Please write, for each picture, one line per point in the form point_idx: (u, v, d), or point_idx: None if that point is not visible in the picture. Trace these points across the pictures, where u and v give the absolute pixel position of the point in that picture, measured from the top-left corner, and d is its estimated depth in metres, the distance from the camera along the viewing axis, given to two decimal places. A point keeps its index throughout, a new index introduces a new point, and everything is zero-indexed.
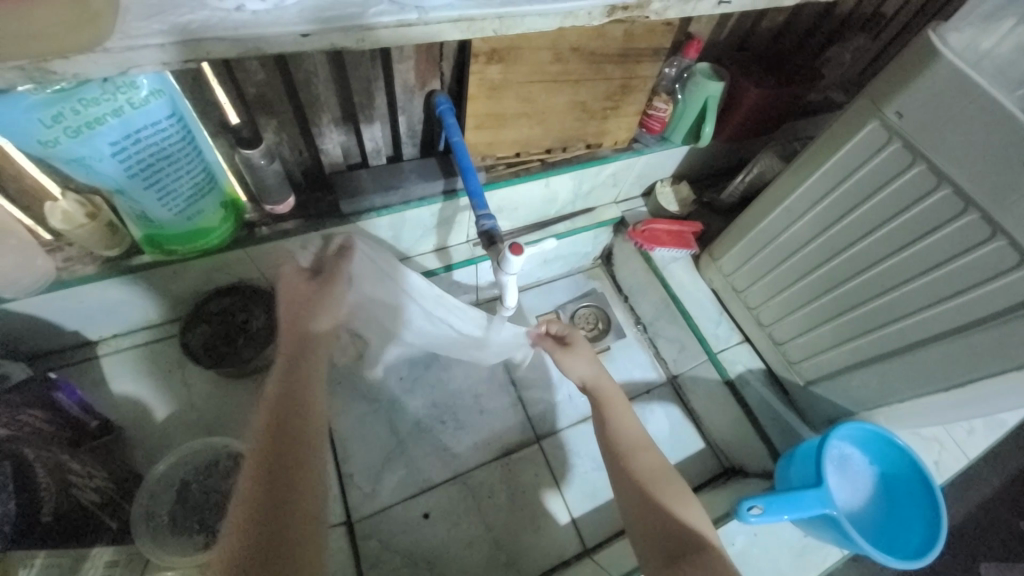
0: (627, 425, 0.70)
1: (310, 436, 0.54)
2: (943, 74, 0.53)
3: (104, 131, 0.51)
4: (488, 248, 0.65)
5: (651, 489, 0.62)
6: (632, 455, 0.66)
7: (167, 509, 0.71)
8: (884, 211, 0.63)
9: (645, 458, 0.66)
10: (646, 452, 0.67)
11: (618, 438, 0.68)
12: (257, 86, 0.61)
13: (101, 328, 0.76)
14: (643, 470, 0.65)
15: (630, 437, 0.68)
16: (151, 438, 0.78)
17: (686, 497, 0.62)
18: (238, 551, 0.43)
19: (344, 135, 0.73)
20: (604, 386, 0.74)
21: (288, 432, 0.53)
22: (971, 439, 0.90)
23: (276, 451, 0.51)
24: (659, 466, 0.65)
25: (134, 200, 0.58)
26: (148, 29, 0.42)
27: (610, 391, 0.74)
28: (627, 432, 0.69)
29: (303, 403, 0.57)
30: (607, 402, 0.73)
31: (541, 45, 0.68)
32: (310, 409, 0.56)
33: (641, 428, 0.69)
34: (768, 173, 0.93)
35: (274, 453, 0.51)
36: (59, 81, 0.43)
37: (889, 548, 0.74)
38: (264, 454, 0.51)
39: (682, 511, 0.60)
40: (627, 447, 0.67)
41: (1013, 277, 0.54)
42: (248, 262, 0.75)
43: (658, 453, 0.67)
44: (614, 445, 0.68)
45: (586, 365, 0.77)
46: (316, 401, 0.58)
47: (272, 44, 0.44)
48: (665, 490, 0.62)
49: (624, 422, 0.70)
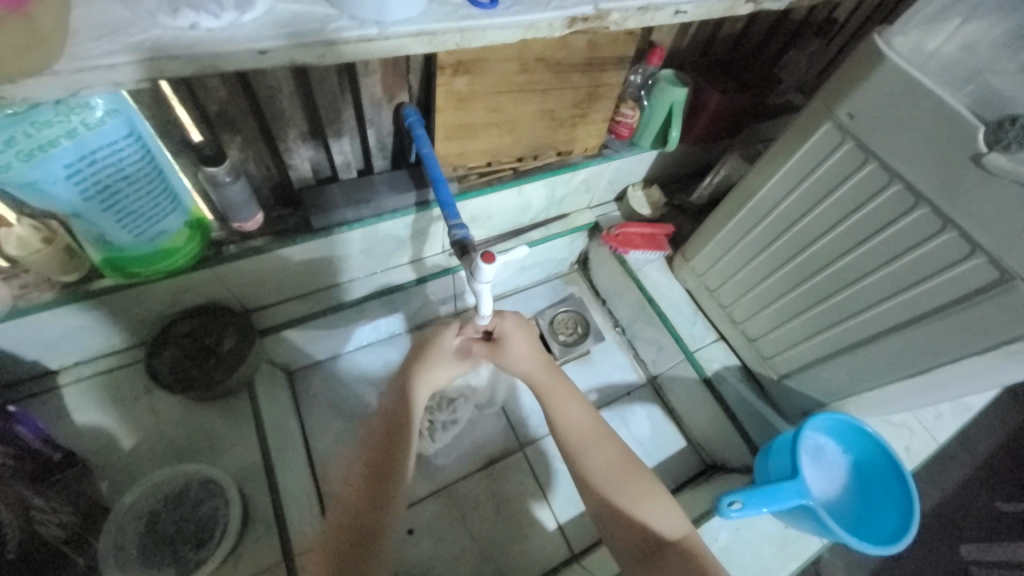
0: (572, 419, 0.68)
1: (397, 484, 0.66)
2: (889, 76, 0.56)
3: (59, 153, 0.50)
4: (460, 257, 0.65)
5: (614, 490, 0.62)
6: (584, 453, 0.66)
7: (136, 542, 0.68)
8: (842, 208, 0.66)
9: (596, 455, 0.65)
10: (600, 446, 0.66)
11: (568, 435, 0.67)
12: (219, 103, 0.60)
13: (62, 356, 0.73)
14: (602, 470, 0.64)
15: (580, 432, 0.67)
16: (119, 468, 0.74)
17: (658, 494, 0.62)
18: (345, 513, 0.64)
19: (312, 150, 0.72)
20: (545, 379, 0.73)
21: (379, 478, 0.65)
22: (938, 424, 0.93)
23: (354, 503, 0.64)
24: (615, 459, 0.65)
25: (92, 223, 0.57)
26: (100, 49, 0.42)
27: (549, 386, 0.72)
28: (575, 428, 0.68)
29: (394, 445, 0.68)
30: (552, 394, 0.71)
31: (507, 56, 0.69)
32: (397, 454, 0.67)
33: (591, 418, 0.69)
34: (734, 175, 0.96)
35: (360, 502, 0.64)
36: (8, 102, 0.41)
37: (865, 534, 0.76)
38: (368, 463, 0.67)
39: (652, 509, 0.61)
40: (578, 442, 0.67)
41: (964, 268, 0.57)
42: (216, 282, 0.73)
43: (616, 444, 0.66)
44: (567, 443, 0.67)
45: (524, 356, 0.74)
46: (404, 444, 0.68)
47: (229, 61, 0.44)
48: (628, 489, 0.62)
49: (569, 416, 0.69)
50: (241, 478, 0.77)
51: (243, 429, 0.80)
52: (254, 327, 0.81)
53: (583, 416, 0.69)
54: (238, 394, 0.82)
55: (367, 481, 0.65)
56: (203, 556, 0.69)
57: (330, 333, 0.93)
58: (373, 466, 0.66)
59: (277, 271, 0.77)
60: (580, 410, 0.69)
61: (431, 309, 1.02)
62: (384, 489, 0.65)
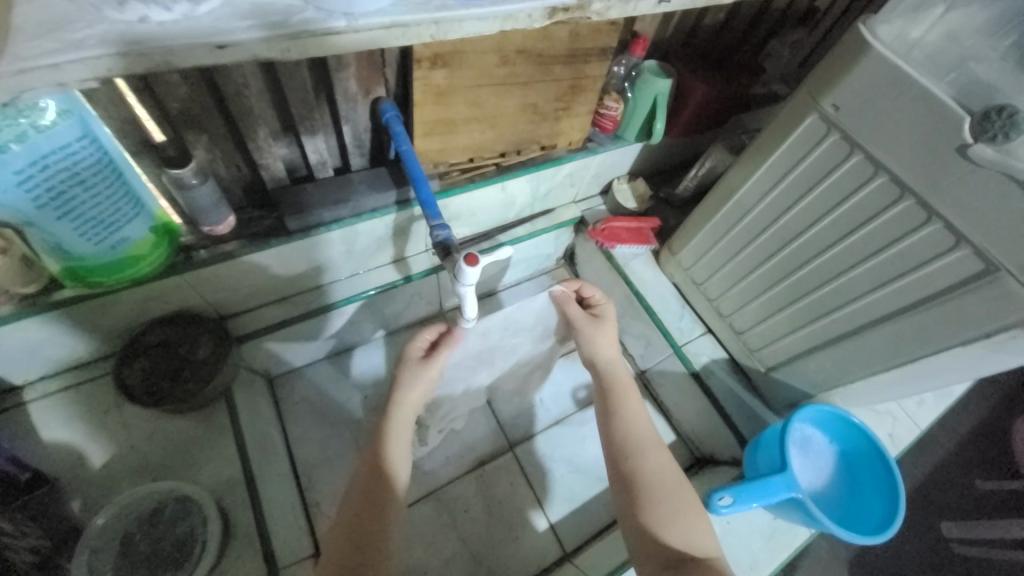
0: (639, 421, 0.67)
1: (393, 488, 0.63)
2: (873, 67, 0.55)
3: (8, 159, 0.46)
4: (443, 259, 0.63)
5: (653, 498, 0.60)
6: (641, 454, 0.64)
7: (110, 565, 0.65)
8: (827, 201, 0.65)
9: (653, 460, 0.63)
10: (656, 454, 0.64)
11: (627, 433, 0.66)
12: (180, 101, 0.57)
13: (26, 371, 0.69)
14: (651, 476, 0.62)
15: (639, 435, 0.65)
16: (92, 486, 0.71)
17: (692, 506, 0.60)
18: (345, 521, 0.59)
19: (286, 148, 0.69)
20: (620, 376, 0.72)
21: (376, 480, 0.62)
22: (920, 410, 0.95)
23: (359, 506, 0.60)
24: (669, 470, 0.63)
25: (46, 231, 0.53)
26: (39, 49, 0.39)
27: (624, 383, 0.71)
28: (637, 428, 0.66)
29: (383, 447, 0.66)
30: (622, 391, 0.70)
31: (486, 48, 0.66)
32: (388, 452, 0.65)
33: (650, 427, 0.67)
34: (719, 167, 0.95)
35: (357, 509, 0.60)
36: None
37: (852, 524, 0.77)
38: (369, 469, 0.64)
39: (680, 527, 0.58)
40: (638, 443, 0.65)
41: (949, 259, 0.57)
42: (188, 290, 0.70)
43: (670, 458, 0.64)
44: (623, 441, 0.65)
45: (610, 346, 0.75)
46: (392, 444, 0.67)
47: (184, 57, 0.42)
48: (664, 503, 0.60)
49: (638, 415, 0.68)
50: (221, 493, 0.74)
51: (222, 440, 0.77)
52: (231, 335, 0.78)
53: (646, 422, 0.67)
54: (216, 404, 0.79)
55: (369, 481, 0.62)
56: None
57: (311, 338, 0.90)
58: (369, 468, 0.64)
59: (253, 276, 0.74)
60: (644, 416, 0.68)
61: (415, 309, 1.01)
62: (381, 497, 0.61)
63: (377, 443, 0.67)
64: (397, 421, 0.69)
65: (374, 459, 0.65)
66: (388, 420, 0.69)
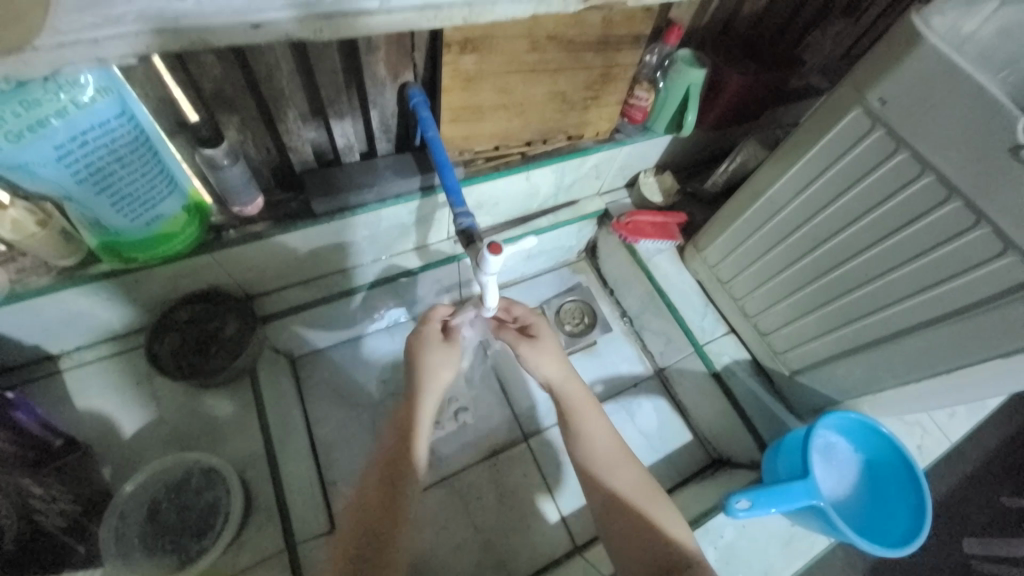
0: (599, 438, 0.65)
1: (407, 491, 0.61)
2: (926, 60, 0.52)
3: (50, 133, 0.48)
4: (466, 247, 0.63)
5: (634, 510, 0.60)
6: (609, 476, 0.63)
7: (137, 530, 0.68)
8: (868, 200, 0.63)
9: (621, 478, 0.62)
10: (624, 469, 0.63)
11: (594, 455, 0.64)
12: (214, 81, 0.57)
13: (63, 341, 0.72)
14: (624, 490, 0.62)
15: (605, 452, 0.64)
16: (121, 454, 0.74)
17: (663, 509, 0.61)
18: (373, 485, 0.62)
19: (314, 131, 0.70)
20: (576, 395, 0.69)
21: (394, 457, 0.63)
22: (952, 422, 0.91)
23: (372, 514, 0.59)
24: (639, 486, 0.62)
25: (85, 206, 0.55)
26: (78, 23, 0.41)
27: (578, 398, 0.69)
28: (601, 446, 0.65)
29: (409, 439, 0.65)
30: (578, 411, 0.68)
31: (517, 34, 0.65)
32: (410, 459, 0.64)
33: (613, 439, 0.66)
34: (751, 162, 0.92)
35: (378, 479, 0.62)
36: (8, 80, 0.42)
37: (875, 535, 0.75)
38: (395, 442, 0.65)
39: (659, 523, 0.59)
40: (604, 463, 0.64)
41: (997, 265, 0.54)
42: (217, 268, 0.72)
43: (636, 466, 0.64)
44: (589, 461, 0.64)
45: (554, 365, 0.70)
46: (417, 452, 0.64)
47: (220, 36, 0.45)
48: (641, 507, 0.60)
49: (598, 436, 0.66)
50: (243, 467, 0.76)
51: (245, 416, 0.79)
52: (256, 314, 0.80)
53: (608, 436, 0.66)
54: (239, 380, 0.81)
55: (380, 485, 0.62)
56: (203, 545, 0.69)
57: (333, 321, 0.92)
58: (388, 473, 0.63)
59: (279, 257, 0.75)
60: (606, 428, 0.67)
61: (435, 296, 1.01)
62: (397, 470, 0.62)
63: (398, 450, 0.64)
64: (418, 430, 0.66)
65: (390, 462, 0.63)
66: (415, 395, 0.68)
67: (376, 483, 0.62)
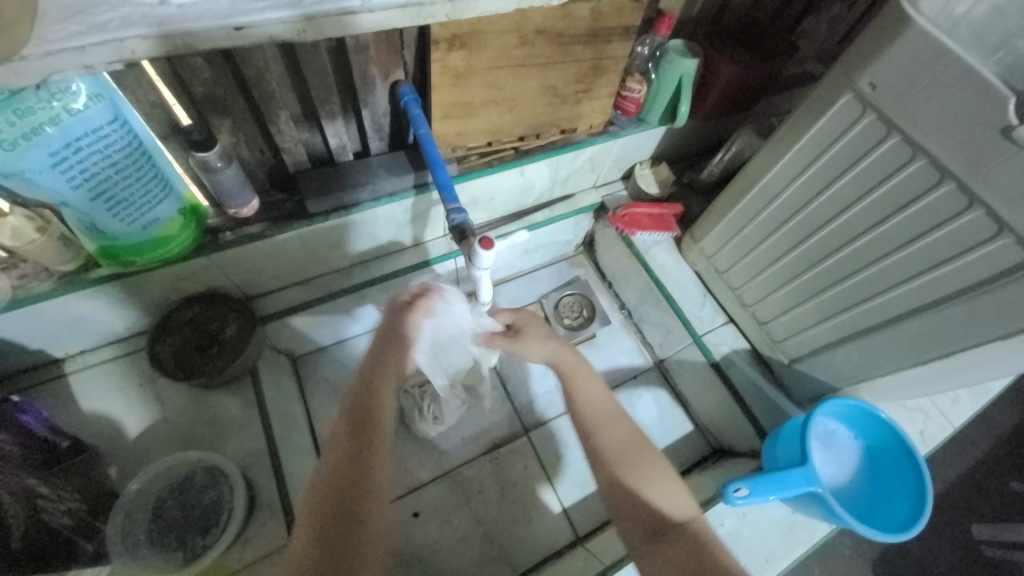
0: (593, 400, 0.66)
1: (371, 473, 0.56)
2: (915, 42, 0.52)
3: (43, 141, 0.48)
4: (459, 242, 0.63)
5: (620, 469, 0.60)
6: (601, 432, 0.63)
7: (144, 527, 0.69)
8: (862, 185, 0.62)
9: (612, 433, 0.63)
10: (613, 426, 0.64)
11: (587, 415, 0.65)
12: (204, 85, 0.58)
13: (68, 345, 0.74)
14: (614, 447, 0.61)
15: (596, 410, 0.65)
16: (128, 455, 0.75)
17: (666, 477, 0.59)
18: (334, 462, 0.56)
19: (306, 132, 0.70)
20: (571, 363, 0.70)
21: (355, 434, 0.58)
22: (955, 407, 0.90)
23: (336, 509, 0.52)
24: (630, 442, 0.62)
25: (83, 212, 0.56)
26: (65, 31, 0.42)
27: (572, 363, 0.70)
28: (594, 407, 0.65)
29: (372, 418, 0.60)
30: (573, 375, 0.69)
31: (504, 29, 0.65)
32: (373, 460, 0.57)
33: (608, 402, 0.66)
34: (746, 151, 0.91)
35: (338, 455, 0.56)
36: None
37: (876, 521, 0.75)
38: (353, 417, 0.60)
39: (658, 490, 0.58)
40: (596, 421, 0.64)
41: (992, 247, 0.53)
42: (216, 270, 0.72)
43: (628, 424, 0.64)
44: (583, 420, 0.65)
45: (542, 349, 0.72)
46: (380, 453, 0.58)
47: (205, 40, 0.45)
48: (634, 469, 0.60)
49: (591, 398, 0.66)
50: (247, 464, 0.77)
51: (247, 415, 0.81)
52: (256, 315, 0.81)
53: (602, 399, 0.66)
54: (241, 380, 0.82)
55: (339, 465, 0.55)
56: (209, 541, 0.70)
57: (333, 320, 0.93)
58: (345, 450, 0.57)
59: (276, 257, 0.76)
60: (598, 388, 0.67)
61: None
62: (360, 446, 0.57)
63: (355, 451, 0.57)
64: (382, 422, 0.60)
65: (346, 464, 0.55)
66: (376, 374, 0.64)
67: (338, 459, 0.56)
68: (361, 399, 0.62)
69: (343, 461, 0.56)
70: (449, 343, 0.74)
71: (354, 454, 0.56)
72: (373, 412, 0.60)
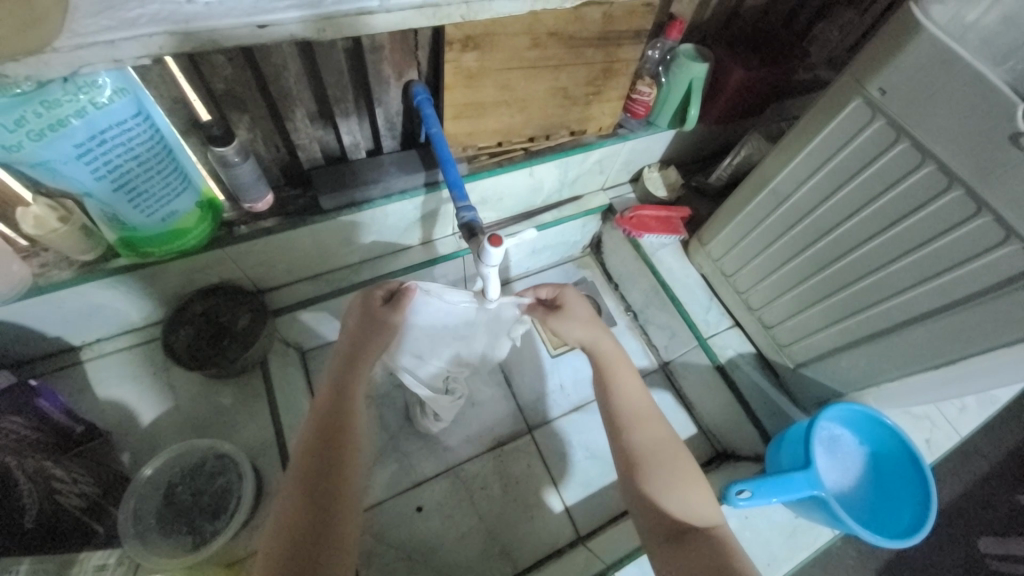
0: (629, 394, 0.65)
1: (344, 457, 0.55)
2: (925, 48, 0.52)
3: (69, 132, 0.50)
4: (469, 240, 0.64)
5: (647, 466, 0.59)
6: (635, 428, 0.62)
7: (155, 511, 0.71)
8: (869, 191, 0.63)
9: (647, 431, 0.62)
10: (647, 425, 0.63)
11: (624, 409, 0.64)
12: (225, 81, 0.60)
13: (85, 333, 0.75)
14: (648, 445, 0.61)
15: (635, 407, 0.64)
16: (140, 442, 0.77)
17: (693, 482, 0.59)
18: (309, 449, 0.55)
19: (321, 130, 0.72)
20: (608, 354, 0.69)
21: (331, 422, 0.58)
22: (963, 416, 0.90)
23: (313, 494, 0.52)
24: (664, 443, 0.61)
25: (104, 202, 0.58)
26: (95, 26, 0.44)
27: (611, 355, 0.69)
28: (631, 400, 0.65)
29: (346, 408, 0.60)
30: (612, 367, 0.68)
31: (517, 31, 0.66)
32: (347, 449, 0.56)
33: (645, 399, 0.65)
34: (755, 156, 0.92)
35: (312, 442, 0.56)
36: (25, 81, 0.44)
37: (880, 527, 0.75)
38: (326, 407, 0.59)
39: (681, 494, 0.58)
40: (631, 417, 0.63)
41: (999, 254, 0.53)
42: (230, 263, 0.74)
43: (664, 427, 0.63)
44: (617, 413, 0.64)
45: (583, 330, 0.70)
46: (352, 443, 0.57)
47: (228, 37, 0.47)
48: (660, 472, 0.59)
49: (629, 392, 0.65)
50: (255, 454, 0.79)
51: (256, 406, 0.82)
52: (267, 308, 0.83)
53: (640, 394, 0.66)
54: (251, 372, 0.84)
55: (313, 451, 0.55)
56: (218, 527, 0.71)
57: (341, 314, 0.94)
58: (318, 434, 0.56)
59: (289, 252, 0.78)
60: (639, 387, 0.66)
61: None
62: (336, 434, 0.57)
63: (327, 452, 0.55)
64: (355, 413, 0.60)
65: (319, 463, 0.54)
66: (350, 364, 0.64)
67: (312, 445, 0.56)
68: (333, 399, 0.60)
69: (314, 462, 0.54)
70: (431, 328, 0.77)
71: (325, 454, 0.55)
72: (345, 413, 0.59)
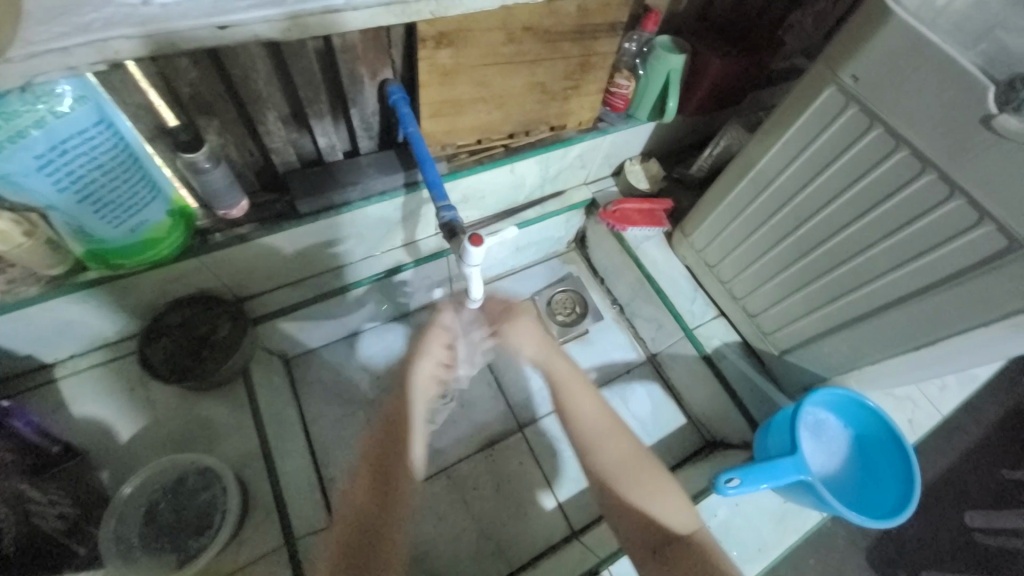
0: (586, 415, 0.67)
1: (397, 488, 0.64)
2: (896, 35, 0.52)
3: (28, 143, 0.48)
4: (450, 240, 0.63)
5: (617, 485, 0.62)
6: (597, 448, 0.64)
7: (137, 531, 0.69)
8: (843, 178, 0.63)
9: (607, 450, 0.64)
10: (610, 444, 0.64)
11: (584, 429, 0.66)
12: (191, 85, 0.58)
13: (57, 349, 0.73)
14: (613, 463, 0.63)
15: (592, 428, 0.66)
16: (120, 459, 0.75)
17: (666, 491, 0.61)
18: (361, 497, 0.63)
19: (295, 133, 0.70)
20: (564, 374, 0.70)
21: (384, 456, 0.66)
22: (944, 395, 0.92)
23: (363, 531, 0.61)
24: (629, 457, 0.63)
25: (69, 214, 0.55)
26: (48, 33, 0.42)
27: (565, 374, 0.70)
28: (587, 421, 0.66)
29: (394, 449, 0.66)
30: (568, 389, 0.68)
31: (491, 26, 0.65)
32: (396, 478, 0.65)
33: (604, 416, 0.67)
34: (734, 146, 0.92)
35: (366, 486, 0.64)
36: None
37: (867, 507, 0.76)
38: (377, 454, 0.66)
39: (657, 504, 0.60)
40: (593, 437, 0.65)
41: (972, 236, 0.54)
42: (206, 271, 0.72)
43: (629, 440, 0.65)
44: (578, 436, 0.66)
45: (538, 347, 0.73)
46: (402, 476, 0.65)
47: (190, 39, 0.45)
48: (636, 485, 0.61)
49: (587, 412, 0.67)
50: (241, 465, 0.77)
51: (241, 416, 0.81)
52: (247, 315, 0.81)
53: (598, 413, 0.67)
54: (233, 382, 0.82)
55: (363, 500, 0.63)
56: (203, 543, 0.70)
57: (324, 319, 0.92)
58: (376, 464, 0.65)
59: (268, 258, 0.76)
60: (598, 409, 0.67)
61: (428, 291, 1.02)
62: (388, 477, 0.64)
63: (379, 494, 0.63)
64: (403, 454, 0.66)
65: (373, 501, 0.63)
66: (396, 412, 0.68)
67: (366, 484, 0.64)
68: (381, 441, 0.67)
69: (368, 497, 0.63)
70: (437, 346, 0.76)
71: (378, 490, 0.64)
72: (395, 452, 0.66)
